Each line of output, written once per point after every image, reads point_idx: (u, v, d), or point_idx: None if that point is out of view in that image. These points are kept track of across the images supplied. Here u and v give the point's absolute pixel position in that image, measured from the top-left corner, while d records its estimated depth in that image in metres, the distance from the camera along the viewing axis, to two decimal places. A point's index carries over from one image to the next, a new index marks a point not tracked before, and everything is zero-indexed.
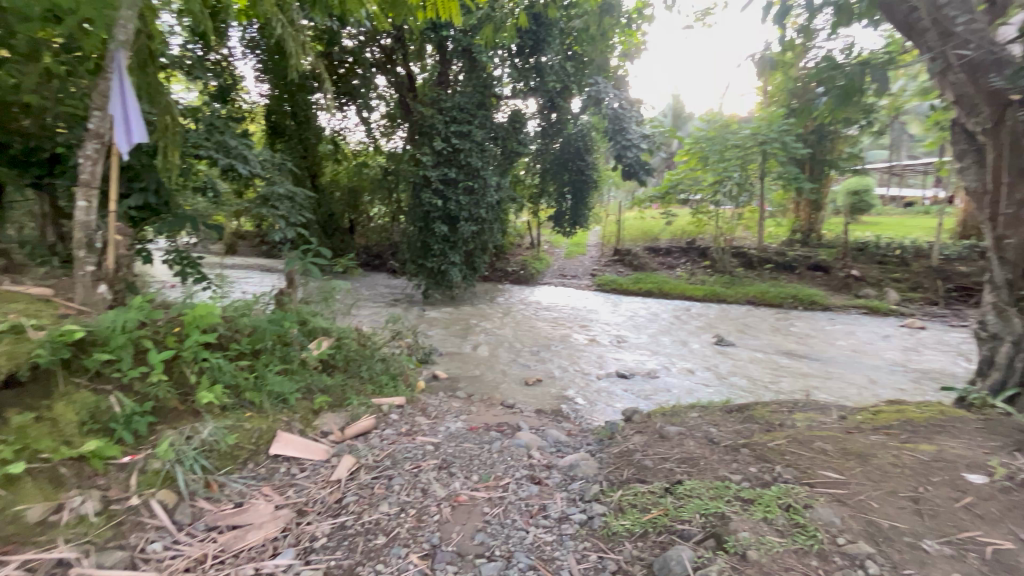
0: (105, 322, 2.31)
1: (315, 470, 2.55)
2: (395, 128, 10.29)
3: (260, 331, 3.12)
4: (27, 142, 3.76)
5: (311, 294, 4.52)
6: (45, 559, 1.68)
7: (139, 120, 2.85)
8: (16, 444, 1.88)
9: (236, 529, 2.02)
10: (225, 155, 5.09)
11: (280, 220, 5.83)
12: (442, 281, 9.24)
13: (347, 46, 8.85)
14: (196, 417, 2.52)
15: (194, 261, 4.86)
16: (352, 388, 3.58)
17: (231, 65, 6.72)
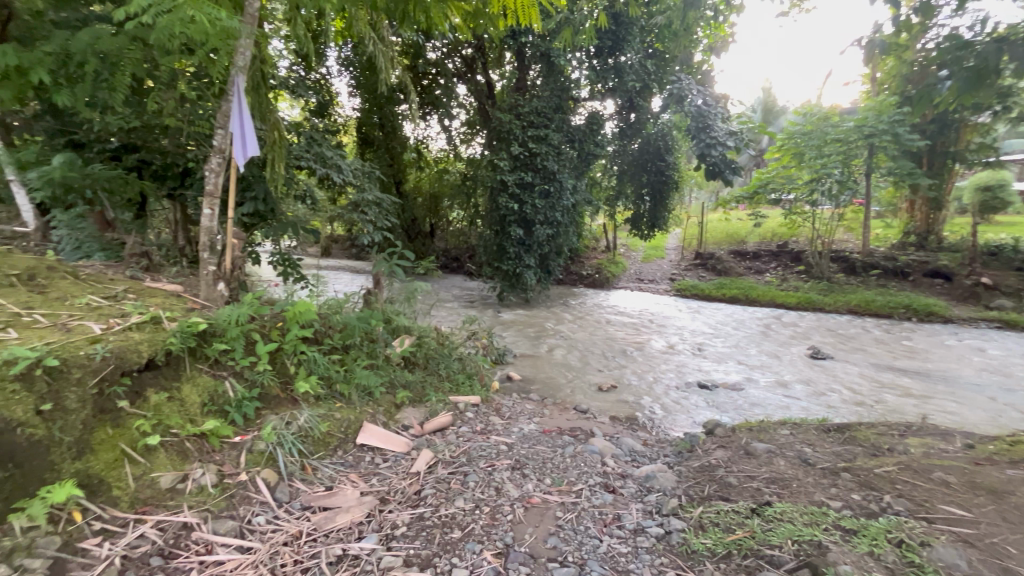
0: (223, 315, 2.61)
1: (396, 461, 2.69)
2: (474, 135, 10.60)
3: (351, 327, 3.35)
4: (165, 158, 4.40)
5: (395, 295, 4.78)
6: (173, 521, 1.90)
7: (252, 132, 3.14)
8: (154, 419, 2.14)
9: (326, 510, 2.19)
10: (322, 164, 5.51)
11: (369, 225, 6.09)
12: (517, 284, 9.36)
13: (431, 58, 9.31)
14: (294, 405, 2.75)
15: (295, 263, 5.33)
16: (430, 385, 3.74)
17: (328, 82, 7.32)
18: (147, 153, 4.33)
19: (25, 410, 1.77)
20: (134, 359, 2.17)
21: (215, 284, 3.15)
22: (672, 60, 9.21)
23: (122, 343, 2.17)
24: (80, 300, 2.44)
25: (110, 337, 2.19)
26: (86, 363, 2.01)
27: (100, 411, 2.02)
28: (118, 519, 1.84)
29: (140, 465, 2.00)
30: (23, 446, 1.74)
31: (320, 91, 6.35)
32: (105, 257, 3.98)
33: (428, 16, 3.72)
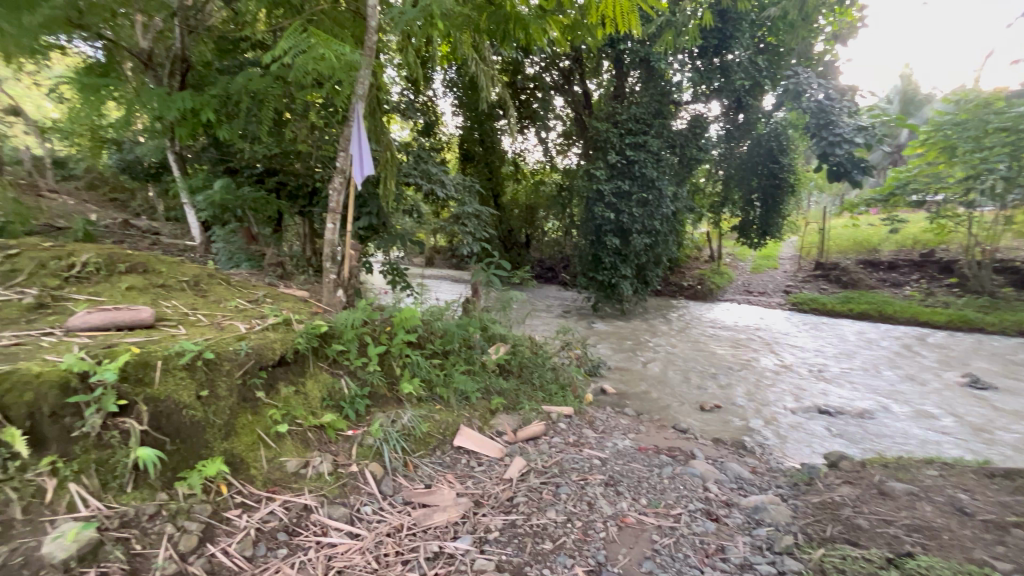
0: (342, 318, 2.88)
1: (490, 466, 2.77)
2: (570, 145, 10.62)
3: (450, 333, 3.53)
4: (298, 180, 4.98)
5: (492, 303, 4.94)
6: (296, 502, 2.09)
7: (368, 153, 3.44)
8: (284, 409, 2.37)
9: (425, 507, 2.30)
10: (428, 180, 5.91)
11: (469, 236, 6.32)
12: (612, 294, 9.18)
13: (529, 73, 9.53)
14: (399, 405, 2.95)
15: (402, 272, 5.76)
16: (524, 393, 3.79)
17: (434, 103, 7.83)
18: (285, 175, 4.94)
19: (189, 394, 2.04)
20: (270, 355, 2.43)
21: (335, 291, 3.50)
22: (787, 53, 8.53)
23: (261, 341, 2.45)
24: (231, 304, 2.84)
25: (252, 335, 2.50)
26: (234, 357, 2.28)
27: (243, 399, 2.27)
28: (254, 495, 2.05)
29: (272, 449, 2.23)
30: (185, 424, 2.00)
31: (427, 113, 6.82)
32: (251, 266, 4.71)
33: (527, 33, 3.82)
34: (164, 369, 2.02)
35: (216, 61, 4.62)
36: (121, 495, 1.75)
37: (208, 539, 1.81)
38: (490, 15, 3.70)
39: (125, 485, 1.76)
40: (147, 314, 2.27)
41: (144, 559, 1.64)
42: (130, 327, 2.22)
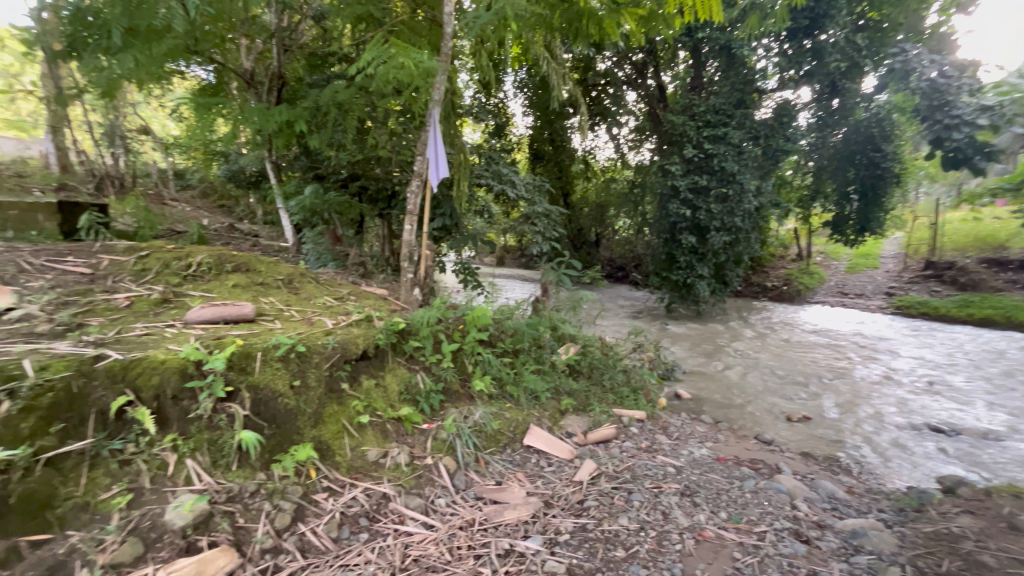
0: (418, 316, 3.00)
1: (560, 468, 2.76)
2: (643, 141, 10.20)
3: (521, 333, 3.57)
4: (378, 184, 5.27)
5: (562, 303, 4.91)
6: (376, 489, 2.20)
7: (444, 156, 3.54)
8: (365, 401, 2.51)
9: (496, 504, 2.34)
10: (499, 181, 6.01)
11: (539, 236, 6.35)
12: (688, 295, 8.78)
13: (601, 69, 9.34)
14: (471, 401, 3.02)
15: (474, 272, 5.89)
16: (595, 395, 3.73)
17: (505, 105, 7.93)
18: (366, 180, 5.24)
19: (284, 384, 2.21)
20: (354, 350, 2.58)
21: (412, 289, 3.65)
22: (894, 28, 7.53)
23: (346, 336, 2.61)
24: (319, 301, 3.06)
25: (338, 330, 2.67)
26: (323, 350, 2.44)
27: (330, 390, 2.42)
28: (338, 480, 2.17)
29: (355, 438, 2.35)
30: (280, 411, 2.17)
31: (498, 115, 6.94)
32: (336, 265, 5.09)
33: (600, 27, 3.75)
34: (263, 359, 2.21)
35: (307, 76, 5.04)
36: (228, 472, 1.93)
37: (300, 518, 1.94)
38: (563, 13, 3.68)
39: (231, 464, 1.95)
40: (248, 310, 2.50)
41: (246, 532, 1.80)
42: (235, 321, 2.46)
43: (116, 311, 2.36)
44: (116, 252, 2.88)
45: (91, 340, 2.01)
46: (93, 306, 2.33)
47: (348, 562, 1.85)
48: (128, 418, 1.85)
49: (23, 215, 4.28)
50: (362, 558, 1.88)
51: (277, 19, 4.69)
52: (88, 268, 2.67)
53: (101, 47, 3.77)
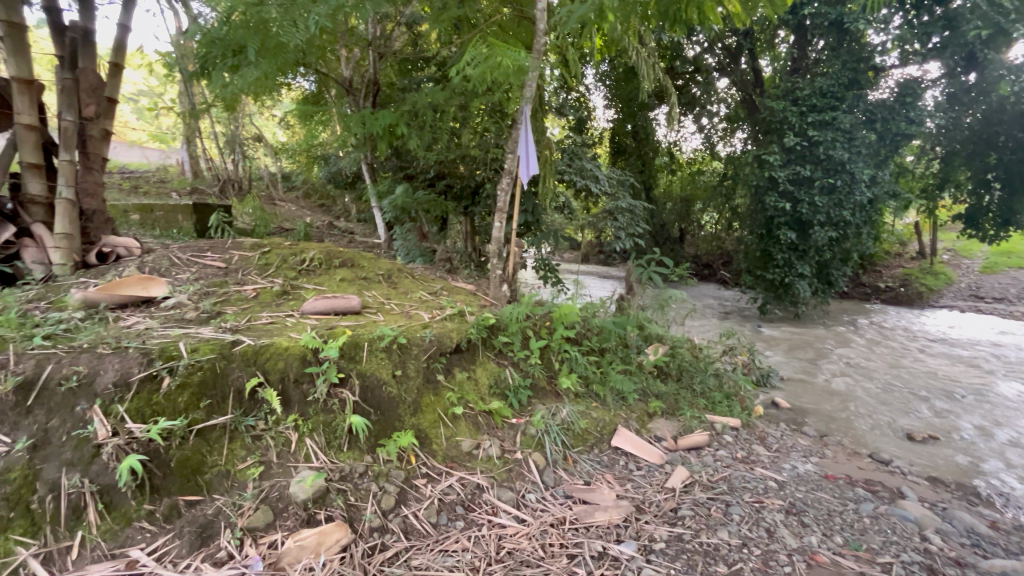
0: (508, 311, 3.05)
1: (650, 472, 2.67)
2: (734, 130, 9.54)
3: (607, 331, 3.50)
4: (463, 182, 5.46)
5: (648, 302, 4.74)
6: (470, 480, 2.27)
7: (534, 154, 3.55)
8: (459, 393, 2.57)
9: (586, 504, 2.31)
10: (582, 176, 5.94)
11: (621, 232, 6.21)
12: (786, 295, 8.08)
13: (689, 56, 8.87)
14: (558, 398, 3.00)
15: (554, 267, 5.86)
16: (685, 398, 3.55)
17: (586, 98, 7.80)
18: (452, 179, 5.45)
19: (388, 373, 2.34)
20: (449, 343, 2.67)
21: (500, 285, 3.71)
22: None
23: (441, 329, 2.72)
24: (415, 295, 3.21)
25: (433, 324, 2.79)
26: (421, 343, 2.55)
27: (428, 380, 2.52)
28: (435, 468, 2.26)
29: (450, 428, 2.43)
30: (384, 399, 2.30)
31: (579, 109, 6.85)
32: (424, 261, 5.31)
33: (699, 11, 3.56)
34: (370, 349, 2.36)
35: (398, 81, 5.34)
36: (340, 452, 2.08)
37: (403, 502, 2.05)
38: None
39: (343, 445, 2.10)
40: (355, 303, 2.69)
41: (357, 510, 1.93)
42: (343, 313, 2.65)
43: (246, 301, 2.64)
44: (243, 248, 3.22)
45: (229, 326, 2.27)
46: (228, 297, 2.63)
47: (448, 547, 1.93)
48: (259, 398, 2.06)
49: (168, 216, 5.14)
50: (459, 545, 1.95)
51: (374, 29, 4.96)
52: (222, 262, 3.01)
53: (228, 65, 4.27)
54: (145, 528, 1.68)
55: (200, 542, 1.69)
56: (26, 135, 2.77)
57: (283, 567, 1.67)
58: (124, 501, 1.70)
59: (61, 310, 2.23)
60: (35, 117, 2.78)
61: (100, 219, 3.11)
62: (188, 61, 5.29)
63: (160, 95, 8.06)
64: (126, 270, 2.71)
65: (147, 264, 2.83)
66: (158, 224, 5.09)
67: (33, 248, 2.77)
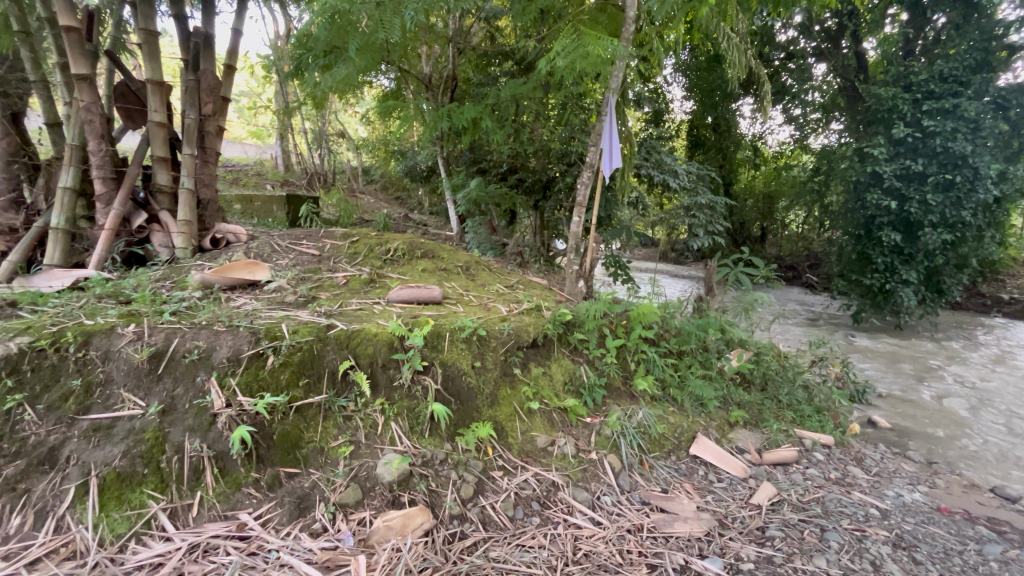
0: (584, 308, 2.98)
1: (732, 485, 2.51)
2: (829, 121, 8.49)
3: (687, 333, 3.32)
4: (536, 176, 5.43)
5: (728, 304, 4.46)
6: (546, 477, 2.25)
7: (617, 146, 3.43)
8: (535, 388, 2.55)
9: (665, 513, 2.21)
10: (660, 171, 5.71)
11: (699, 229, 5.93)
12: (886, 303, 7.30)
13: (781, 41, 8.25)
14: (633, 400, 2.89)
15: (625, 265, 5.66)
16: (770, 410, 3.30)
17: (664, 90, 7.49)
18: (524, 173, 5.45)
19: (467, 364, 2.38)
20: (526, 337, 2.65)
21: (575, 281, 3.65)
22: None
23: (518, 323, 2.71)
24: (492, 288, 3.23)
25: (511, 317, 2.79)
26: (500, 336, 2.56)
27: (505, 373, 2.52)
28: (511, 461, 2.26)
29: (526, 422, 2.42)
30: (464, 389, 2.33)
31: (656, 101, 6.59)
32: (495, 254, 5.29)
33: None
34: (451, 339, 2.41)
35: (475, 76, 5.41)
36: (422, 438, 2.14)
37: (481, 492, 2.07)
38: None
39: (424, 431, 2.16)
40: (437, 293, 2.75)
41: (438, 496, 1.98)
42: (425, 302, 2.73)
43: (338, 288, 2.78)
44: (333, 237, 3.40)
45: (324, 311, 2.41)
46: (321, 283, 2.80)
47: (524, 543, 1.93)
48: (350, 380, 2.17)
49: (265, 206, 5.58)
50: (536, 542, 1.94)
51: (454, 25, 5.04)
52: (316, 250, 3.20)
53: (321, 64, 4.53)
54: (252, 494, 1.83)
55: (298, 512, 1.81)
56: (157, 132, 3.10)
57: (372, 545, 1.74)
58: (235, 468, 1.85)
59: (183, 290, 2.47)
60: (165, 115, 3.09)
61: (214, 209, 3.42)
62: (284, 63, 5.69)
63: (258, 95, 8.74)
64: (236, 254, 2.96)
65: (253, 250, 3.07)
66: (256, 213, 5.53)
67: (160, 233, 3.11)
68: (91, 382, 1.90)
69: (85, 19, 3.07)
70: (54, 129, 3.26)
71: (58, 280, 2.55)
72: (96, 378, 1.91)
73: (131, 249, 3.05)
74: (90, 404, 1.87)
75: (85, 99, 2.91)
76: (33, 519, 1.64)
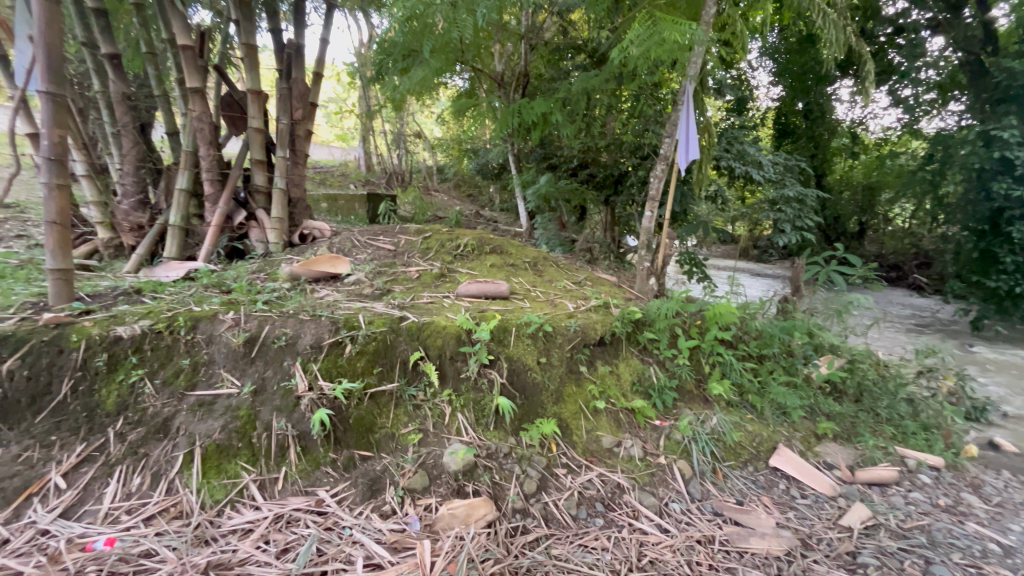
0: (655, 306, 2.86)
1: (818, 504, 2.31)
2: (948, 102, 7.42)
3: (769, 336, 3.08)
4: (607, 171, 5.32)
5: (818, 306, 4.09)
6: (611, 478, 2.19)
7: (695, 137, 3.26)
8: (601, 387, 2.50)
9: (739, 526, 2.09)
10: (742, 162, 5.34)
11: (786, 225, 5.51)
12: (1014, 309, 6.34)
13: (889, 14, 7.41)
14: (706, 405, 2.74)
15: (700, 262, 5.37)
16: (866, 424, 2.97)
17: (748, 75, 6.99)
18: (595, 168, 5.37)
19: (533, 359, 2.39)
20: (593, 335, 2.60)
21: (646, 279, 3.53)
22: None
23: (586, 320, 2.67)
24: (560, 284, 3.21)
25: (578, 314, 2.75)
26: (566, 332, 2.54)
27: (571, 370, 2.49)
28: (576, 459, 2.23)
29: (591, 422, 2.38)
30: (529, 384, 2.34)
31: (740, 88, 6.17)
32: (563, 251, 5.27)
33: None
34: (517, 334, 2.42)
35: (547, 72, 5.38)
36: (487, 431, 2.17)
37: (544, 488, 2.07)
38: None
39: (489, 424, 2.19)
40: (504, 288, 2.78)
41: (501, 488, 2.00)
42: (493, 297, 2.76)
43: (411, 282, 2.90)
44: (406, 233, 3.55)
45: (397, 303, 2.52)
46: (396, 277, 2.92)
47: (587, 543, 1.90)
48: (420, 370, 2.25)
49: (348, 203, 5.94)
50: (599, 544, 1.91)
51: (527, 22, 5.05)
52: (392, 245, 3.35)
53: (399, 67, 4.73)
54: (329, 473, 1.96)
55: (370, 493, 1.91)
56: (256, 137, 3.40)
57: (437, 531, 1.80)
58: (315, 447, 1.99)
59: (275, 281, 2.70)
60: (261, 121, 3.39)
61: (302, 206, 3.70)
62: (366, 69, 6.00)
63: (343, 100, 9.31)
64: (320, 249, 3.18)
65: (335, 245, 3.28)
66: (339, 210, 5.91)
67: (257, 229, 3.42)
68: (197, 362, 2.13)
69: (198, 38, 3.44)
70: (174, 138, 3.69)
71: (174, 270, 2.89)
72: (202, 358, 2.13)
73: (232, 244, 3.38)
74: (196, 381, 2.09)
75: (197, 110, 3.25)
76: (150, 479, 1.87)
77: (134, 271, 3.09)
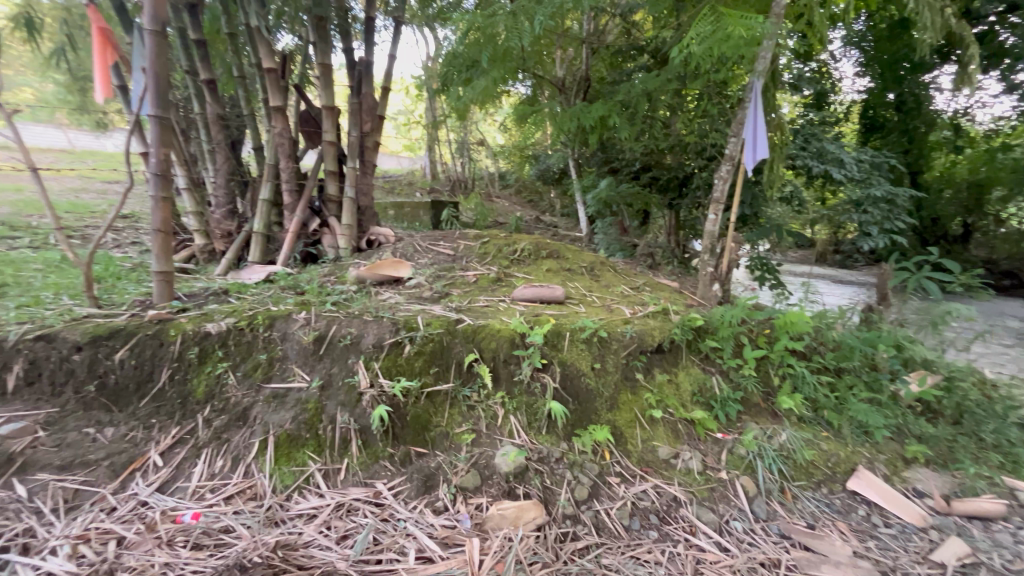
0: (717, 313, 2.73)
1: (905, 535, 2.10)
2: None
3: (848, 348, 2.84)
4: (670, 173, 5.17)
5: (910, 316, 3.71)
6: (666, 490, 2.12)
7: (764, 135, 3.08)
8: (658, 395, 2.42)
9: (809, 552, 1.95)
10: (821, 161, 4.97)
11: (872, 227, 5.06)
12: None
13: None
14: (775, 419, 2.57)
15: (773, 267, 5.07)
16: (967, 449, 2.65)
17: (830, 67, 6.49)
18: (658, 170, 5.24)
19: (586, 365, 2.37)
20: (650, 342, 2.53)
21: (710, 284, 3.40)
22: None
23: (643, 327, 2.60)
24: (617, 290, 3.15)
25: (634, 320, 2.69)
26: (621, 338, 2.48)
27: (626, 377, 2.44)
28: (630, 469, 2.18)
29: (646, 431, 2.32)
30: (583, 389, 2.33)
31: (820, 81, 5.75)
32: (623, 255, 5.18)
33: None
34: (571, 339, 2.41)
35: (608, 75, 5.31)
36: (539, 435, 2.18)
37: (595, 496, 2.04)
38: None
39: (542, 428, 2.20)
40: (559, 292, 2.78)
41: (552, 493, 2.01)
42: (548, 301, 2.77)
43: (468, 285, 2.97)
44: (466, 238, 3.64)
45: (455, 306, 2.60)
46: (454, 280, 3.01)
47: (639, 555, 1.86)
48: (474, 371, 2.30)
49: (413, 210, 6.19)
50: (652, 557, 1.86)
51: (588, 26, 5.02)
52: (451, 250, 3.45)
53: (462, 78, 4.87)
54: (387, 467, 2.06)
55: (424, 489, 1.98)
56: (329, 149, 3.65)
57: (487, 530, 1.84)
58: (375, 442, 2.10)
59: (342, 284, 2.87)
60: (334, 134, 3.63)
61: (369, 214, 3.91)
62: (432, 81, 6.24)
63: (411, 111, 9.71)
64: (385, 254, 3.34)
65: (399, 250, 3.44)
66: (405, 217, 6.18)
67: (329, 235, 3.67)
68: (273, 357, 2.31)
69: (280, 60, 3.75)
70: (259, 152, 4.04)
71: (256, 272, 3.16)
72: (277, 354, 2.31)
73: (307, 249, 3.65)
74: (272, 374, 2.27)
75: (278, 126, 3.54)
76: (231, 462, 2.05)
77: (223, 273, 3.42)
